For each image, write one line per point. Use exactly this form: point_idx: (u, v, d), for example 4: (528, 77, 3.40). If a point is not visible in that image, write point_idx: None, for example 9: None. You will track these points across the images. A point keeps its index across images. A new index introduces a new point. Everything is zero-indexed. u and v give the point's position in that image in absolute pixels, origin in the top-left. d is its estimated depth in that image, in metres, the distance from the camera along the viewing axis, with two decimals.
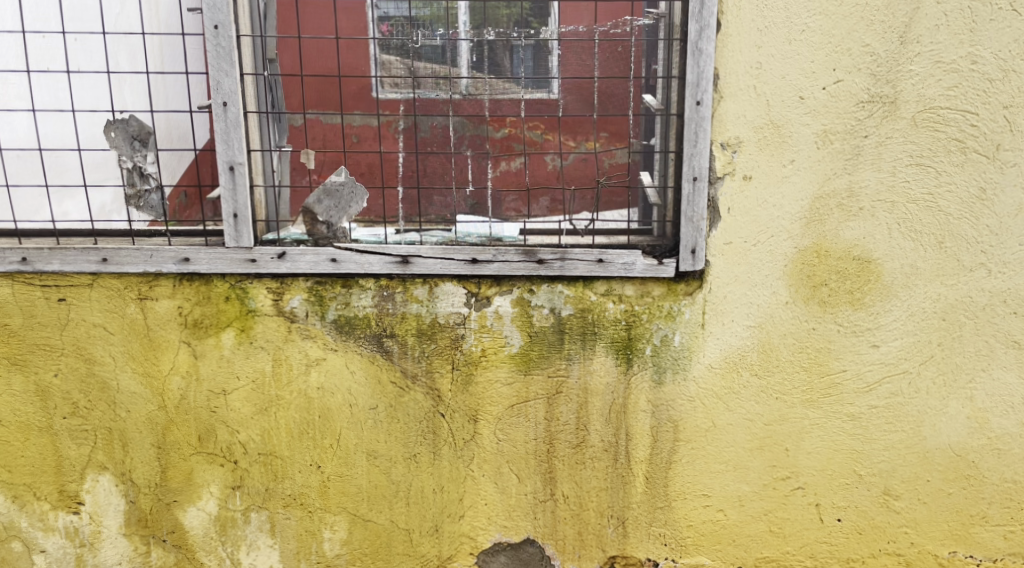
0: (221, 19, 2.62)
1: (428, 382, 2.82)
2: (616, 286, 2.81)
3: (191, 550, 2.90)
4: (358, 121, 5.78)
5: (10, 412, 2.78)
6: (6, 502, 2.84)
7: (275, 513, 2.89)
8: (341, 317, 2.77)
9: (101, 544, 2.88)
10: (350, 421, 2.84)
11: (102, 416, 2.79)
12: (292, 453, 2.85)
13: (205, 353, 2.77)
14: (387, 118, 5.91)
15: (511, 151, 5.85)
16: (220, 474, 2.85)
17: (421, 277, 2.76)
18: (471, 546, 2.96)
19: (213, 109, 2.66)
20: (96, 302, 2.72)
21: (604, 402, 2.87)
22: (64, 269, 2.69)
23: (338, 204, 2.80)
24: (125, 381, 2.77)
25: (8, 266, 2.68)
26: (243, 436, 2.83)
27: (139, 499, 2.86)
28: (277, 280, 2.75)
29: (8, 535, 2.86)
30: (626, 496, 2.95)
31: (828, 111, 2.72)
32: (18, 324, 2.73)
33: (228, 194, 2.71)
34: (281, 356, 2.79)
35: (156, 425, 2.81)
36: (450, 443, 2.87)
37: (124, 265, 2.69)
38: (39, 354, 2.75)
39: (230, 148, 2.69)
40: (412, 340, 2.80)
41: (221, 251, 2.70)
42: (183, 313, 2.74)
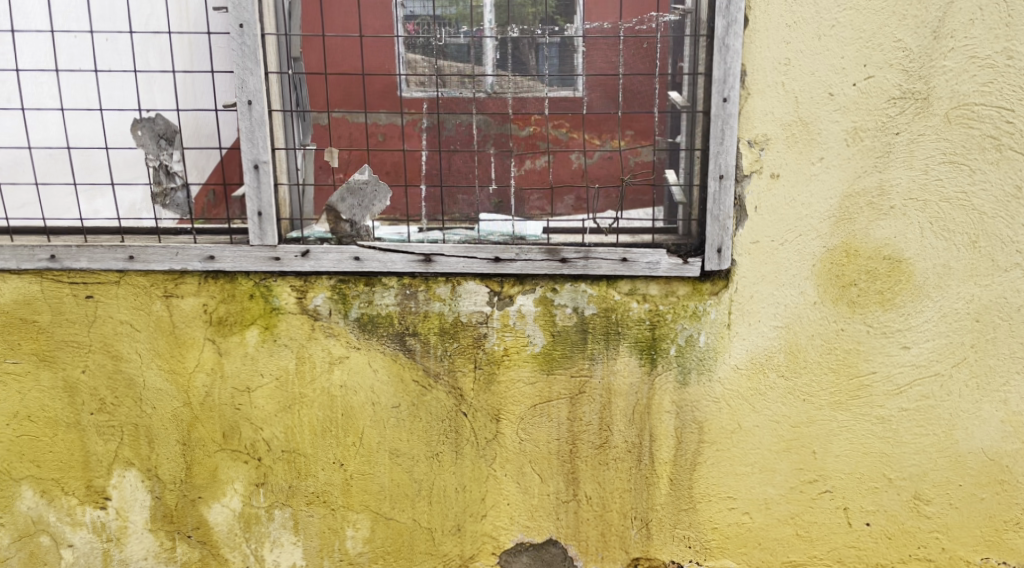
0: (245, 17, 2.63)
1: (450, 381, 2.82)
2: (640, 286, 2.78)
3: (215, 546, 2.91)
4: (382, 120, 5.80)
5: (39, 408, 2.81)
6: (35, 496, 2.87)
7: (297, 511, 2.89)
8: (364, 316, 2.77)
9: (128, 539, 2.90)
10: (373, 420, 2.84)
11: (128, 413, 2.82)
12: (315, 451, 2.85)
13: (230, 351, 2.79)
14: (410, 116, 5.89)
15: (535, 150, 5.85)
16: (244, 471, 2.86)
17: (443, 276, 2.75)
18: (493, 546, 2.94)
19: (239, 108, 2.67)
20: (123, 299, 2.75)
21: (627, 402, 2.84)
22: (91, 267, 2.71)
23: (361, 203, 2.80)
24: (151, 378, 2.80)
25: (37, 263, 2.71)
26: (266, 433, 2.84)
27: (165, 494, 2.87)
28: (301, 278, 2.75)
29: (36, 529, 2.89)
30: (649, 497, 2.92)
31: (858, 108, 2.67)
32: (47, 321, 2.76)
33: (252, 192, 2.72)
34: (304, 354, 2.79)
35: (181, 422, 2.83)
36: (472, 443, 2.86)
37: (150, 263, 2.71)
38: (68, 350, 2.77)
39: (254, 147, 2.70)
40: (434, 339, 2.79)
41: (246, 250, 2.72)
42: (208, 311, 2.76)
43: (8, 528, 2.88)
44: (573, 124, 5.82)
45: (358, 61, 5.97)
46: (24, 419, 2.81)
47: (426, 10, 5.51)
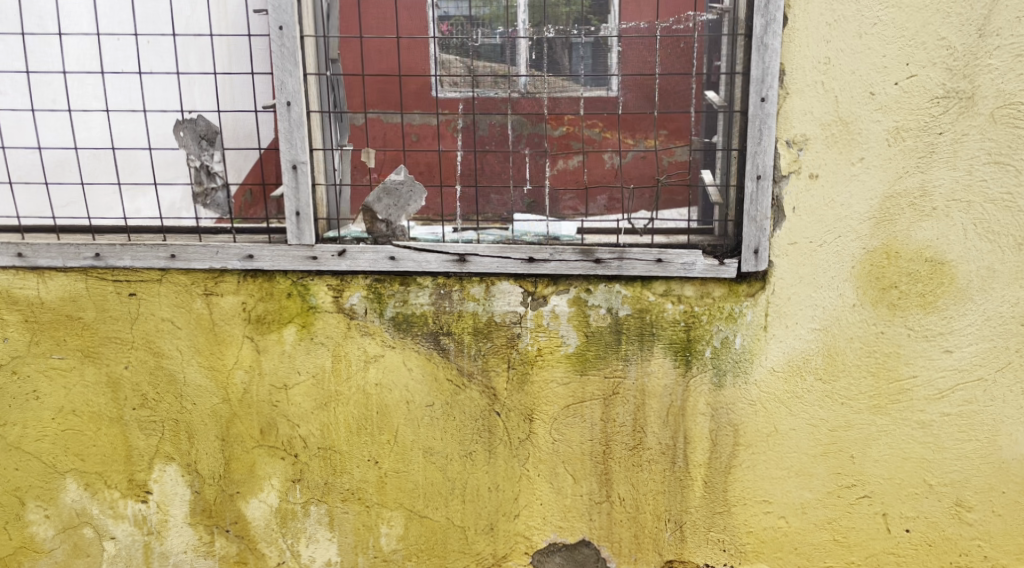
0: (285, 20, 2.66)
1: (484, 381, 2.83)
2: (675, 287, 2.77)
3: (253, 541, 2.95)
4: (417, 120, 5.84)
5: (83, 403, 2.85)
6: (78, 489, 2.91)
7: (333, 508, 2.92)
8: (399, 315, 2.80)
9: (168, 532, 2.94)
10: (407, 418, 2.86)
11: (169, 408, 2.86)
12: (350, 448, 2.88)
13: (268, 348, 2.82)
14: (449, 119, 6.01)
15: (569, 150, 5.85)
16: (281, 467, 2.89)
17: (477, 276, 2.77)
18: (526, 546, 2.95)
19: (278, 109, 2.71)
20: (165, 296, 2.79)
21: (661, 404, 2.83)
22: (135, 265, 2.76)
23: (396, 203, 2.82)
24: (192, 374, 2.84)
25: (82, 261, 2.76)
26: (303, 430, 2.87)
27: (204, 489, 2.91)
28: (338, 277, 2.78)
29: (80, 522, 2.93)
30: (683, 500, 2.90)
31: (900, 107, 2.63)
32: (91, 317, 2.80)
33: (290, 192, 2.75)
34: (340, 352, 2.82)
35: (220, 418, 2.86)
36: (506, 443, 2.87)
37: (191, 262, 2.76)
38: (111, 347, 2.82)
39: (293, 148, 2.74)
40: (468, 339, 2.80)
41: (284, 249, 2.75)
42: (247, 309, 2.80)
43: (52, 520, 2.92)
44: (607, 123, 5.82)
45: (395, 63, 6.01)
46: (68, 414, 2.86)
47: (460, 10, 5.54)
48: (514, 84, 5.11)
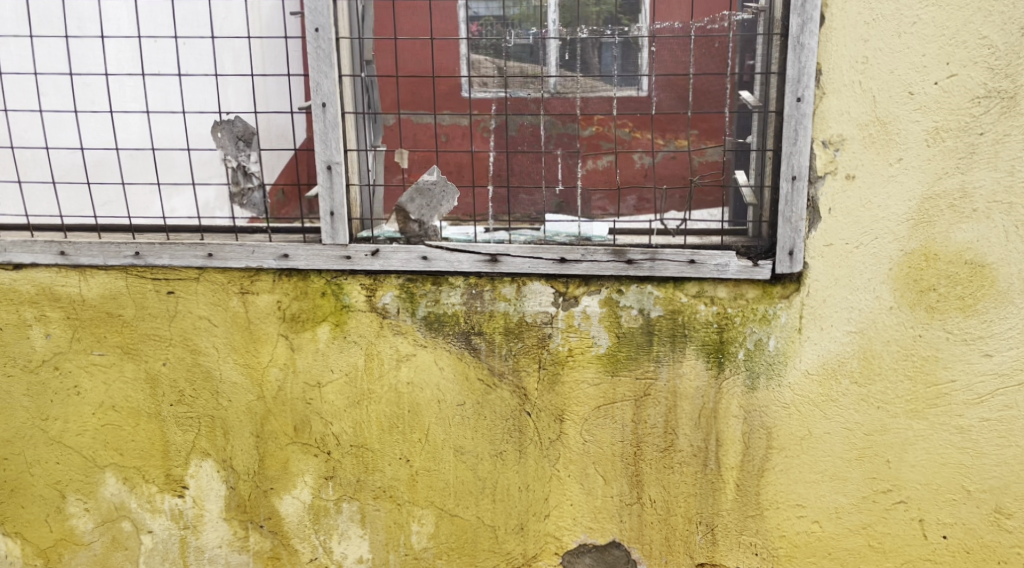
0: (321, 22, 2.69)
1: (515, 381, 2.84)
2: (708, 288, 2.75)
3: (286, 537, 2.98)
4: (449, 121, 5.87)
5: (122, 398, 2.90)
6: (117, 484, 2.96)
7: (364, 505, 2.94)
8: (431, 314, 2.82)
9: (203, 527, 2.98)
10: (438, 417, 2.88)
11: (205, 405, 2.90)
12: (382, 446, 2.90)
13: (302, 346, 2.86)
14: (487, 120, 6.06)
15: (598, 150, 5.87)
16: (314, 464, 2.92)
17: (509, 276, 2.77)
18: (556, 546, 2.95)
19: (313, 110, 2.74)
20: (202, 295, 2.84)
21: (693, 406, 2.82)
22: (173, 263, 2.81)
23: (429, 203, 2.84)
24: (228, 371, 2.88)
25: (122, 260, 2.81)
26: (335, 428, 2.90)
27: (239, 484, 2.95)
28: (371, 276, 2.81)
29: (118, 515, 2.98)
30: (715, 503, 2.88)
31: (939, 107, 2.59)
32: (131, 315, 2.85)
33: (325, 192, 2.78)
34: (373, 351, 2.85)
35: (255, 415, 2.90)
36: (536, 443, 2.87)
37: (227, 260, 2.80)
38: (150, 343, 2.87)
39: (328, 148, 2.76)
40: (499, 339, 2.81)
41: (318, 249, 2.79)
42: (282, 308, 2.84)
43: (92, 513, 2.97)
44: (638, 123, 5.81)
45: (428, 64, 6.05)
46: (108, 409, 2.91)
47: (491, 11, 5.57)
48: (544, 85, 5.14)
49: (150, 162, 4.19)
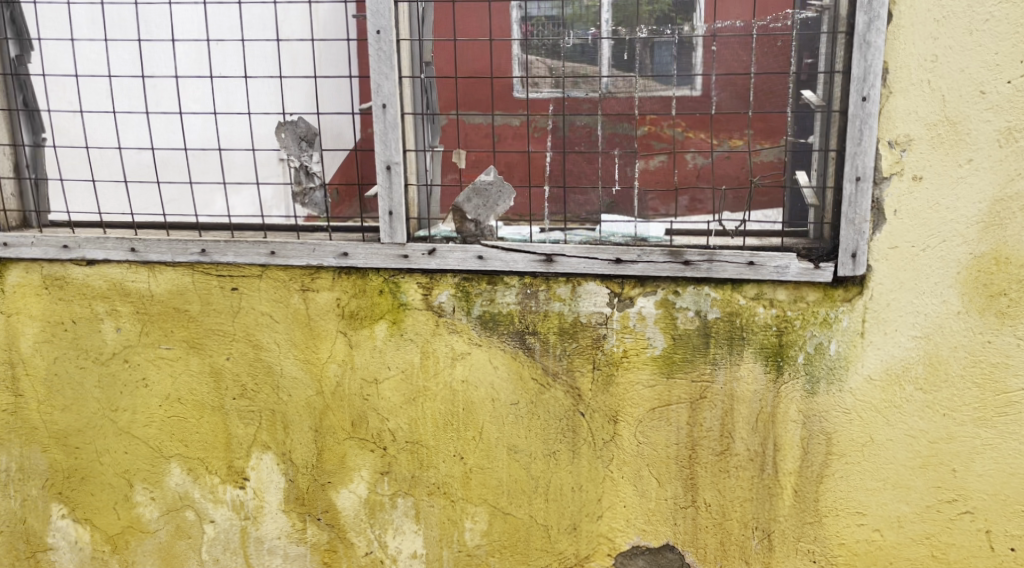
0: (383, 24, 2.73)
1: (569, 381, 2.84)
2: (767, 290, 2.71)
3: (343, 530, 3.03)
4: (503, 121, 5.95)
5: (187, 391, 2.99)
6: (182, 474, 3.05)
7: (419, 501, 2.98)
8: (486, 314, 2.83)
9: (263, 518, 3.05)
10: (492, 415, 2.89)
11: (266, 399, 2.97)
12: (437, 443, 2.93)
13: (360, 343, 2.90)
14: (547, 124, 6.13)
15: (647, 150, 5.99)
16: (370, 459, 2.97)
17: (564, 276, 2.78)
18: (609, 547, 2.94)
19: (374, 111, 2.78)
20: (264, 291, 2.90)
21: (750, 409, 2.78)
22: (237, 260, 2.88)
23: (486, 203, 2.86)
24: (288, 366, 2.94)
25: (189, 257, 2.89)
26: (392, 423, 2.94)
27: (298, 477, 3.01)
28: (427, 275, 2.84)
29: (182, 505, 3.06)
30: (772, 508, 2.84)
31: (1013, 106, 2.50)
32: (196, 310, 2.93)
33: (384, 192, 2.82)
34: (428, 349, 2.88)
35: (314, 409, 2.96)
36: (590, 443, 2.87)
37: (289, 258, 2.86)
38: (214, 338, 2.95)
39: (388, 148, 2.80)
40: (554, 339, 2.82)
41: (377, 247, 2.83)
42: (341, 305, 2.88)
43: (157, 502, 3.07)
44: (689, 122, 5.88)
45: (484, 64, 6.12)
46: (174, 401, 3.00)
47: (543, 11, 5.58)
48: (598, 84, 5.21)
49: (214, 162, 4.55)
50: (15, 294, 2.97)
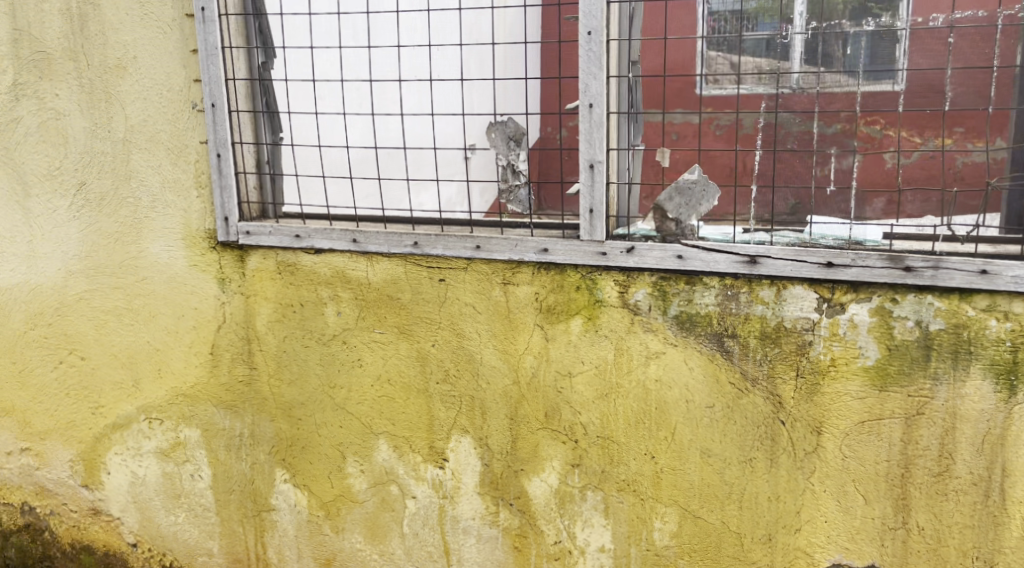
0: (594, 25, 2.77)
1: (770, 387, 2.76)
2: (1001, 302, 2.50)
3: (533, 517, 3.12)
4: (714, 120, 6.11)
5: (396, 373, 3.20)
6: (388, 450, 3.26)
7: (609, 496, 3.01)
8: (683, 314, 2.82)
9: (460, 498, 3.20)
10: (686, 416, 2.87)
11: (466, 385, 3.12)
12: (628, 440, 2.95)
13: (556, 337, 2.98)
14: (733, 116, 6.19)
15: (847, 150, 6.17)
16: (562, 451, 3.04)
17: (768, 278, 2.70)
18: (806, 562, 2.83)
19: (581, 111, 2.84)
20: (469, 284, 3.05)
21: (974, 431, 2.58)
22: (445, 253, 3.04)
23: (688, 203, 2.83)
24: (488, 355, 3.07)
25: (403, 249, 3.09)
26: (584, 417, 2.99)
27: (493, 462, 3.13)
28: (625, 274, 2.86)
29: (388, 479, 3.28)
30: (995, 538, 2.62)
31: None
32: (407, 299, 3.13)
33: (586, 190, 2.87)
34: (623, 346, 2.90)
35: (510, 398, 3.07)
36: (790, 453, 2.77)
37: (493, 253, 2.98)
38: (421, 325, 3.13)
39: (592, 148, 2.85)
40: (754, 343, 2.75)
41: (576, 244, 2.88)
42: (539, 299, 2.97)
43: (366, 475, 3.30)
44: (887, 123, 6.27)
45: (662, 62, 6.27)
46: (384, 382, 3.22)
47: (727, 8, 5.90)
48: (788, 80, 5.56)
49: (429, 159, 4.87)
50: (253, 278, 3.29)
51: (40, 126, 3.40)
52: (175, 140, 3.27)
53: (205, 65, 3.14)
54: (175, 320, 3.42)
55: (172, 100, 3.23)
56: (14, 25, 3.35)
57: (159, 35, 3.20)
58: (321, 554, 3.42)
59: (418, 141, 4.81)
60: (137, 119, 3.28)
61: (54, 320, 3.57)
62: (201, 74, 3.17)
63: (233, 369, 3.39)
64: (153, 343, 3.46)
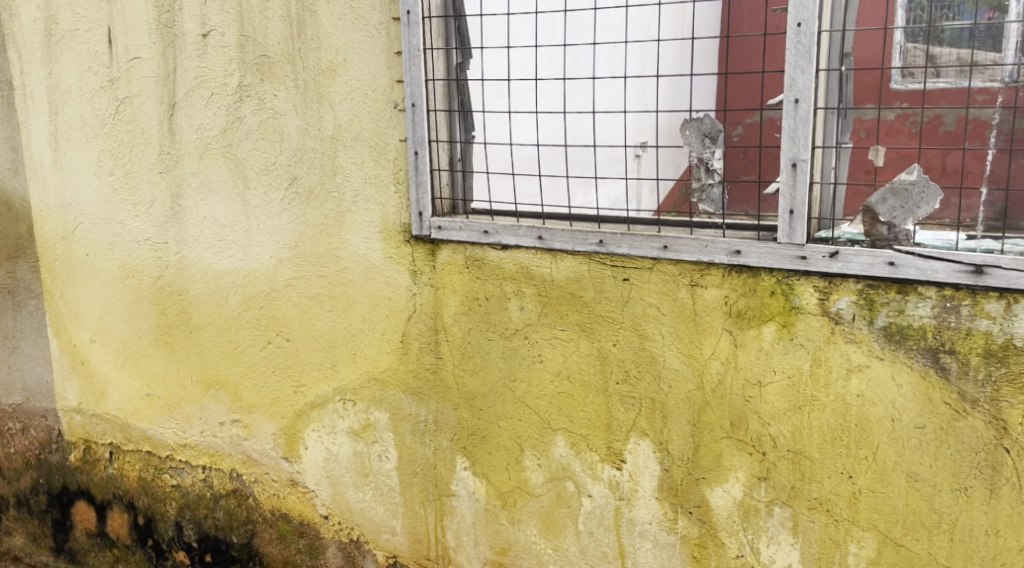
0: (804, 16, 2.63)
1: (992, 411, 2.53)
2: None
3: (714, 528, 3.02)
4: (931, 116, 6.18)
5: (576, 370, 3.19)
6: (566, 447, 3.26)
7: (798, 514, 2.87)
8: (892, 325, 2.64)
9: (637, 501, 3.15)
10: (891, 437, 2.69)
11: (647, 388, 3.07)
12: (823, 457, 2.80)
13: (746, 343, 2.87)
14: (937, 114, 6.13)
15: None
16: (748, 462, 2.92)
17: (996, 291, 2.48)
18: None
19: (785, 106, 2.70)
20: (654, 284, 2.99)
21: None
22: (631, 253, 3.00)
23: (904, 205, 2.65)
24: (671, 359, 3.01)
25: (587, 247, 3.07)
26: (774, 429, 2.86)
27: (673, 468, 3.06)
28: (826, 280, 2.71)
29: (564, 476, 3.28)
30: None
31: None
32: (590, 297, 3.11)
33: (787, 190, 2.74)
34: (821, 357, 2.75)
35: (693, 404, 2.99)
36: (1014, 485, 2.53)
37: (681, 253, 2.91)
38: (603, 324, 3.11)
39: (795, 145, 2.71)
40: (976, 361, 2.54)
41: (772, 247, 2.76)
42: (729, 303, 2.87)
43: (543, 469, 3.32)
44: None
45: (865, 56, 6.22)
46: (564, 378, 3.22)
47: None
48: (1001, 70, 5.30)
49: (619, 156, 4.83)
50: (443, 271, 3.38)
51: (260, 124, 3.65)
52: (376, 138, 3.41)
53: (407, 66, 3.26)
54: (369, 308, 3.57)
55: (376, 100, 3.38)
56: (242, 31, 3.61)
57: (368, 38, 3.35)
58: (497, 543, 3.47)
59: (609, 138, 4.79)
60: (345, 118, 3.45)
61: (264, 304, 3.82)
62: (404, 75, 3.28)
63: (421, 358, 3.50)
64: (349, 328, 3.64)
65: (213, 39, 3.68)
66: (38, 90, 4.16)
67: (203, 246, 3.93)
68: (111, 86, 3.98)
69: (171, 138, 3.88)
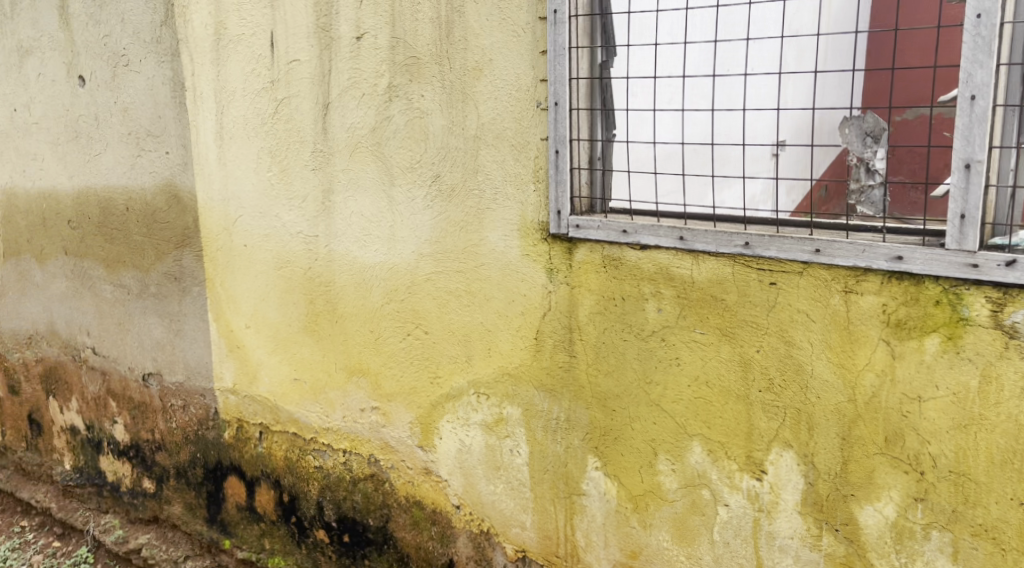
0: (985, 7, 2.45)
1: None
2: None
3: (864, 547, 2.88)
4: None
5: (716, 376, 3.10)
6: (703, 454, 3.18)
7: (959, 539, 2.69)
8: None
9: (778, 514, 3.04)
10: None
11: (793, 397, 2.95)
12: (990, 480, 2.62)
13: (905, 355, 2.71)
14: None
15: None
16: (903, 481, 2.77)
17: None
18: None
19: (960, 103, 2.53)
20: (804, 289, 2.87)
21: None
22: (780, 256, 2.88)
23: None
24: (820, 368, 2.88)
25: (733, 249, 2.98)
26: (933, 448, 2.69)
27: (819, 483, 2.93)
28: (1000, 290, 2.53)
29: (700, 483, 3.20)
30: None
31: None
32: (733, 300, 3.02)
33: (958, 192, 2.55)
34: (991, 373, 2.57)
35: (842, 417, 2.85)
36: None
37: (835, 257, 2.77)
38: (746, 329, 3.01)
39: (970, 145, 2.52)
40: None
41: (939, 254, 2.59)
42: (887, 311, 2.72)
43: (677, 475, 3.25)
44: None
45: None
46: (701, 384, 3.14)
47: None
48: None
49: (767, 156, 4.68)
50: (580, 270, 3.36)
51: (407, 122, 3.73)
52: (519, 136, 3.42)
53: (552, 65, 3.26)
54: (506, 304, 3.59)
55: (520, 99, 3.39)
56: (393, 33, 3.70)
57: (514, 37, 3.36)
58: (628, 545, 3.43)
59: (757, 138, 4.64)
60: (489, 117, 3.49)
61: (406, 296, 3.91)
62: (549, 74, 3.29)
63: (555, 356, 3.49)
64: (485, 324, 3.67)
65: (366, 41, 3.79)
66: (206, 90, 4.40)
67: (350, 239, 4.05)
68: (271, 87, 4.16)
69: (325, 136, 4.03)
